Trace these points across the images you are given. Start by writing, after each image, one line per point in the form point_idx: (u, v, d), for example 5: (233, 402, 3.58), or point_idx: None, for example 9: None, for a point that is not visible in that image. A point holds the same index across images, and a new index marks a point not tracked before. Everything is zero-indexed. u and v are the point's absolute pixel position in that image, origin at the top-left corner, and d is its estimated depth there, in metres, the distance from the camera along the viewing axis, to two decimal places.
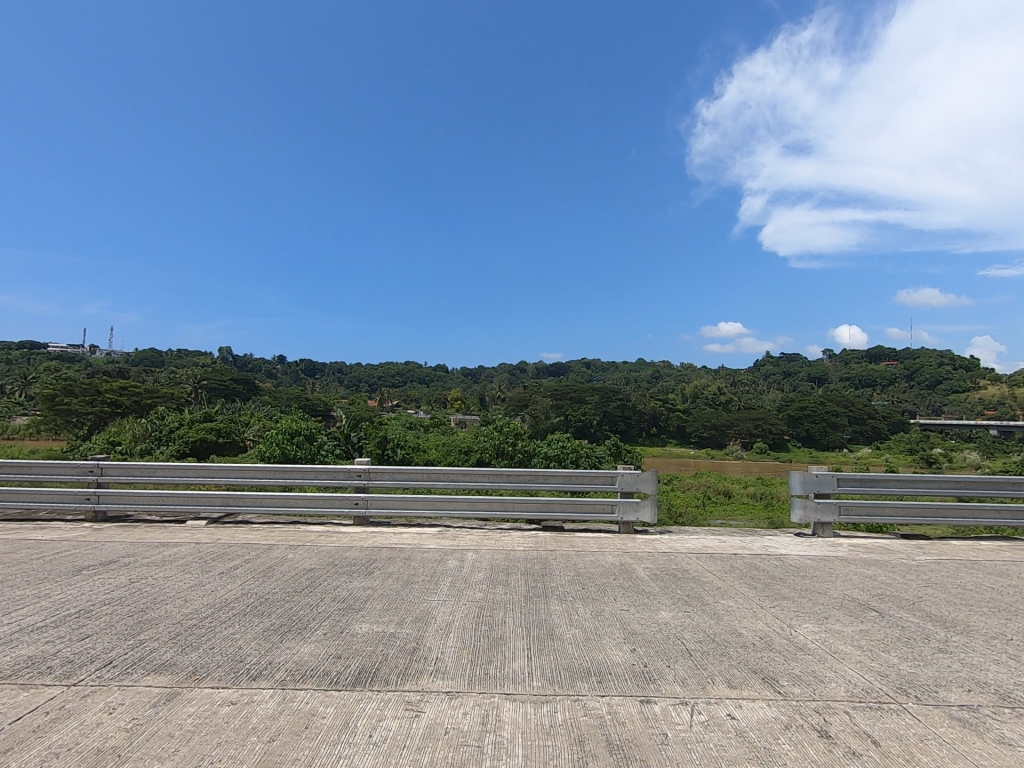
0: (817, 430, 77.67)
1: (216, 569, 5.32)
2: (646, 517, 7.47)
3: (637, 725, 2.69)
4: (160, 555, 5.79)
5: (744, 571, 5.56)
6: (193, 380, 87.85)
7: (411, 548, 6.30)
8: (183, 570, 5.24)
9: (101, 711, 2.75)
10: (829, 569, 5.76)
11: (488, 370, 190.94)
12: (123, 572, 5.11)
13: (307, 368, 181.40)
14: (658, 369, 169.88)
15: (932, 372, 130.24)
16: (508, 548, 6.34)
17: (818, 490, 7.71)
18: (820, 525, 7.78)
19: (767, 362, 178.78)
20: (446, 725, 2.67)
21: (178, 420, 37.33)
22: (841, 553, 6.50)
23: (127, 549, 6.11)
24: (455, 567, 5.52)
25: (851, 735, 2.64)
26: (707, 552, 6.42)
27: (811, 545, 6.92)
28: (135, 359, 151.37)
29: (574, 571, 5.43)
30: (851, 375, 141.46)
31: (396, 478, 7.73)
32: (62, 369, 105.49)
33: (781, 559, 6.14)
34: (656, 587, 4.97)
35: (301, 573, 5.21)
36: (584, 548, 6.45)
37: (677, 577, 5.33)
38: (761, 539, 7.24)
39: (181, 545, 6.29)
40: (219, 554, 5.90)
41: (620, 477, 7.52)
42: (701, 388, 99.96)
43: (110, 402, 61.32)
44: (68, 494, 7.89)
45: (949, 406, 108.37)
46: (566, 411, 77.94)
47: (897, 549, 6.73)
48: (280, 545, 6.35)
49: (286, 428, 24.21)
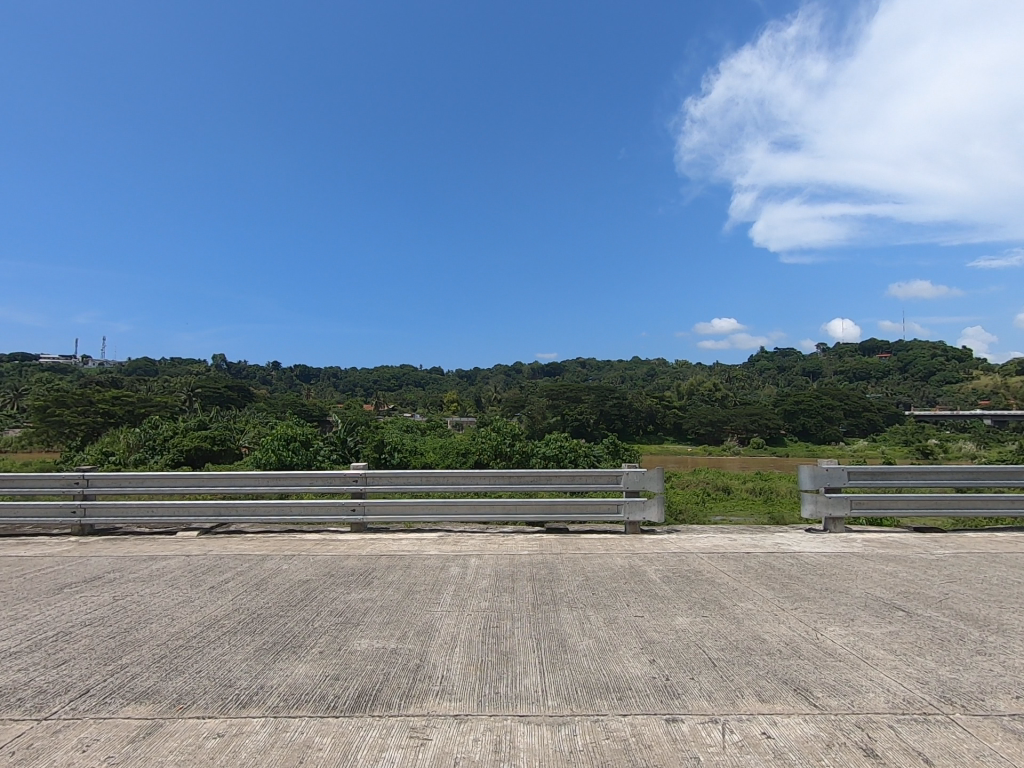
0: (813, 423, 77.92)
1: (207, 583, 5.06)
2: (653, 516, 7.26)
3: (664, 749, 2.44)
4: (148, 570, 5.52)
5: (759, 571, 5.33)
6: (187, 387, 87.16)
7: (412, 555, 6.05)
8: (172, 584, 4.98)
9: (73, 749, 2.48)
10: (847, 567, 5.53)
11: (484, 372, 190.91)
12: (108, 589, 4.85)
13: (302, 373, 180.95)
14: (652, 367, 170.52)
15: (925, 364, 130.92)
16: (512, 553, 6.08)
17: (828, 484, 7.46)
18: (831, 521, 7.50)
19: (762, 357, 179.22)
20: (455, 754, 2.43)
21: (172, 429, 36.98)
22: (856, 549, 6.27)
23: (112, 564, 5.82)
24: (457, 574, 5.28)
25: (899, 754, 2.40)
26: (719, 551, 6.20)
27: (824, 541, 6.69)
28: (129, 368, 150.55)
29: (582, 575, 5.19)
30: (845, 368, 142.19)
31: (395, 483, 7.47)
32: (51, 379, 104.83)
33: (795, 556, 5.93)
34: (669, 590, 4.75)
35: (297, 585, 4.95)
36: (591, 550, 6.20)
37: (690, 578, 5.11)
38: (771, 536, 7.02)
39: (171, 559, 6.00)
40: (209, 567, 5.63)
41: (625, 476, 7.28)
42: (697, 385, 99.59)
43: (103, 411, 60.74)
44: (53, 508, 7.59)
45: (943, 396, 108.89)
46: (563, 411, 77.57)
47: (913, 543, 6.50)
48: (275, 556, 6.09)
49: (282, 434, 24.09)
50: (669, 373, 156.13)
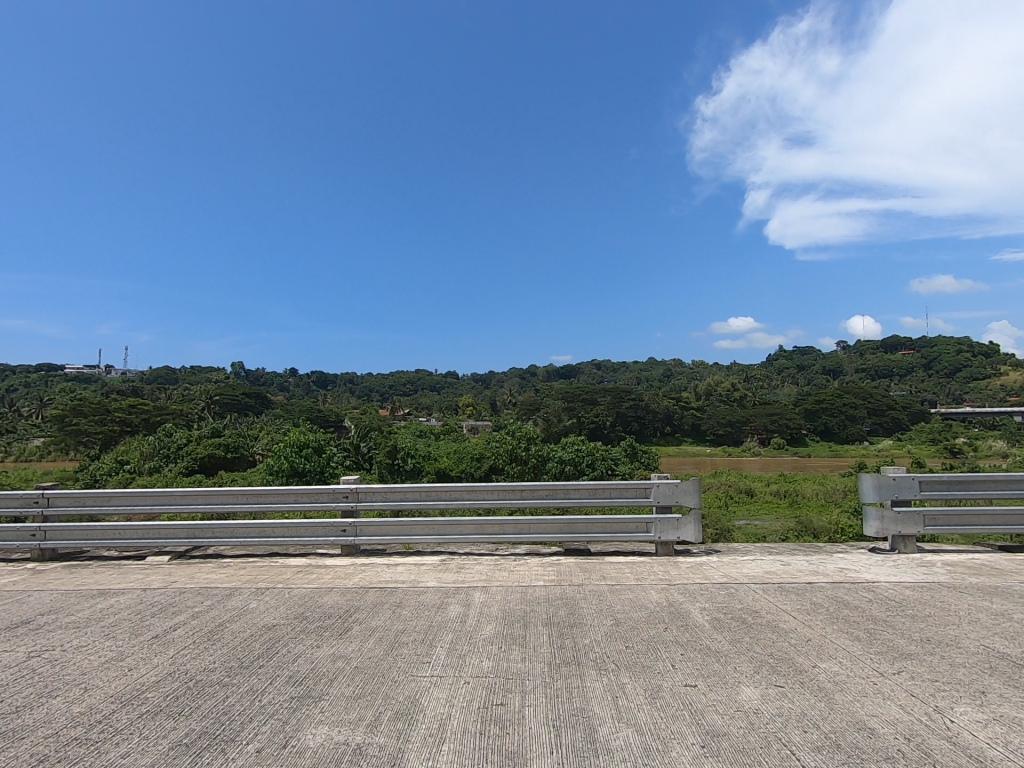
0: (835, 423, 75.78)
1: (150, 631, 4.12)
2: (688, 536, 6.21)
3: None
4: (89, 611, 4.62)
5: (832, 612, 4.27)
6: (205, 395, 87.83)
7: (405, 589, 5.07)
8: (109, 634, 4.06)
9: None
10: (940, 603, 4.43)
11: (499, 375, 190.30)
12: (28, 642, 3.94)
13: (318, 379, 181.81)
14: (667, 368, 168.39)
15: (951, 360, 126.79)
16: (525, 585, 5.08)
17: (896, 497, 6.31)
18: (900, 539, 6.38)
19: (781, 355, 176.00)
20: None
21: (186, 436, 36.49)
22: (942, 577, 5.17)
23: (54, 601, 4.94)
24: (457, 617, 4.31)
25: None
26: (775, 581, 5.12)
27: (899, 567, 5.57)
28: (150, 376, 152.98)
29: (612, 618, 4.18)
30: (867, 365, 138.52)
31: (389, 500, 6.49)
32: (73, 387, 106.59)
33: (871, 589, 4.86)
34: (726, 643, 3.70)
35: (259, 634, 4.01)
36: (620, 580, 5.20)
37: (747, 622, 4.08)
38: (831, 560, 5.93)
39: (124, 594, 5.10)
40: (163, 606, 4.71)
41: (655, 489, 6.28)
42: (714, 386, 97.62)
43: (120, 420, 60.67)
44: (11, 532, 6.76)
45: (971, 394, 105.25)
46: (578, 412, 76.06)
47: (1009, 570, 5.37)
48: (246, 590, 5.16)
49: (295, 441, 23.28)
50: (686, 372, 153.73)
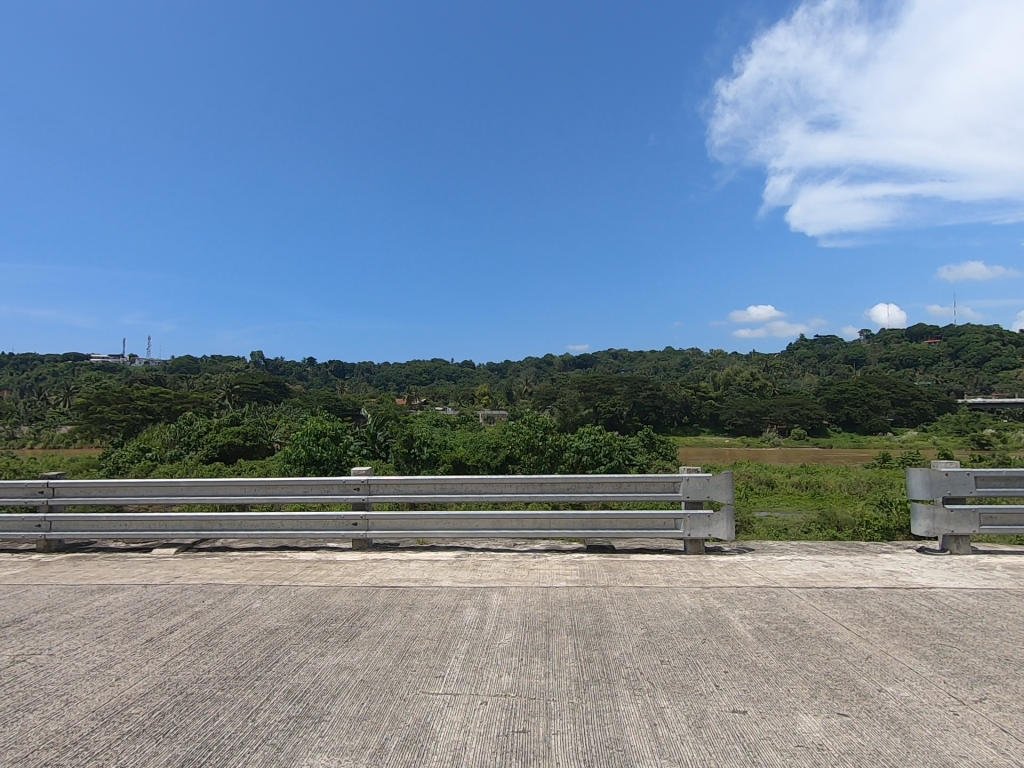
0: (857, 413, 74.06)
1: (147, 633, 3.85)
2: (720, 534, 5.79)
3: None
4: (85, 610, 4.36)
5: (890, 623, 3.82)
6: (226, 384, 89.08)
7: (418, 589, 4.72)
8: (102, 636, 3.80)
9: None
10: (1011, 615, 3.95)
11: (515, 365, 189.95)
12: (16, 644, 3.68)
13: (336, 369, 183.47)
14: (685, 357, 166.42)
15: (979, 349, 122.99)
16: (547, 587, 4.71)
17: (949, 494, 5.80)
18: (952, 539, 5.88)
19: (802, 343, 172.65)
20: None
21: (205, 424, 36.77)
22: (1006, 584, 4.69)
23: (49, 598, 4.70)
24: (473, 622, 3.96)
25: None
26: (820, 586, 4.68)
27: (957, 571, 5.08)
28: (173, 365, 155.53)
29: (643, 627, 3.79)
30: (891, 354, 135.11)
31: (402, 492, 6.16)
32: (100, 377, 108.83)
33: (928, 595, 4.40)
34: (775, 659, 3.29)
35: (260, 639, 3.71)
36: (650, 582, 4.82)
37: (798, 634, 3.66)
38: (878, 562, 5.46)
39: (123, 591, 4.84)
40: (163, 605, 4.45)
41: (685, 483, 5.87)
42: (733, 376, 95.93)
43: (142, 408, 61.64)
44: (17, 522, 6.57)
45: (1000, 383, 101.96)
46: (595, 402, 75.35)
47: None
48: (252, 587, 4.88)
49: (312, 429, 23.13)
50: (703, 362, 151.78)
